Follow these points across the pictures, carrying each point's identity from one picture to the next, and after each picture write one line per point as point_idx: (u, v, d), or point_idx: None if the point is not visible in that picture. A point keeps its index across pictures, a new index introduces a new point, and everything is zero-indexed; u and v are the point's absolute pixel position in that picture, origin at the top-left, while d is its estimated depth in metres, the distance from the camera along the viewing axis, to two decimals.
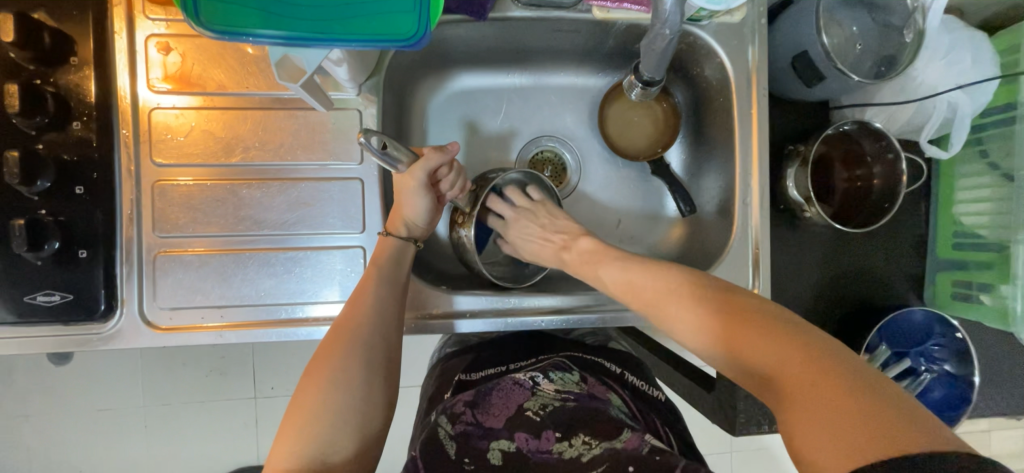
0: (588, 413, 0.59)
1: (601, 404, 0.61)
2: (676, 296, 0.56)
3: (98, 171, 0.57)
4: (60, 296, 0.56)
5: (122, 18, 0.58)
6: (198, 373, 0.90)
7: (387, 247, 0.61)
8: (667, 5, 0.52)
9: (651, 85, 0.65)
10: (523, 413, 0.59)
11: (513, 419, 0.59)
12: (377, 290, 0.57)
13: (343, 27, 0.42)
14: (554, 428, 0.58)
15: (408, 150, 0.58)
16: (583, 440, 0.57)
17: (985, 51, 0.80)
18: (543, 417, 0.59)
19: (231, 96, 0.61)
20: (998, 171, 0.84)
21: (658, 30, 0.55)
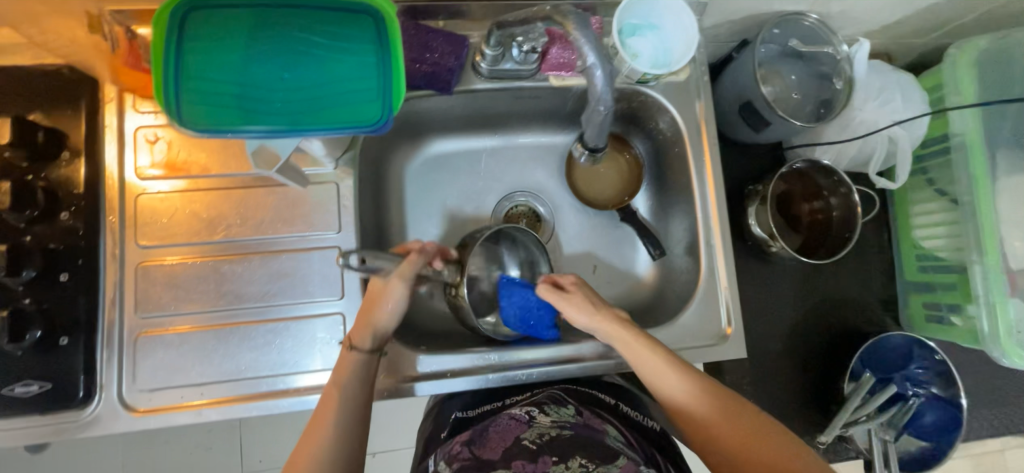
0: (585, 439, 0.58)
1: (596, 433, 0.60)
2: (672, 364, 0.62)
3: (82, 258, 0.59)
4: (38, 386, 0.57)
5: (113, 113, 0.62)
6: (181, 452, 0.87)
7: (351, 360, 0.60)
8: (599, 85, 0.58)
9: (593, 149, 0.69)
10: (520, 443, 0.58)
11: (510, 449, 0.57)
12: (347, 385, 0.59)
13: (315, 118, 0.45)
14: (551, 453, 0.55)
15: (388, 257, 0.55)
16: (581, 462, 0.54)
17: (913, 89, 0.87)
18: (540, 445, 0.57)
19: (213, 178, 0.63)
20: (945, 197, 0.87)
21: (593, 106, 0.60)
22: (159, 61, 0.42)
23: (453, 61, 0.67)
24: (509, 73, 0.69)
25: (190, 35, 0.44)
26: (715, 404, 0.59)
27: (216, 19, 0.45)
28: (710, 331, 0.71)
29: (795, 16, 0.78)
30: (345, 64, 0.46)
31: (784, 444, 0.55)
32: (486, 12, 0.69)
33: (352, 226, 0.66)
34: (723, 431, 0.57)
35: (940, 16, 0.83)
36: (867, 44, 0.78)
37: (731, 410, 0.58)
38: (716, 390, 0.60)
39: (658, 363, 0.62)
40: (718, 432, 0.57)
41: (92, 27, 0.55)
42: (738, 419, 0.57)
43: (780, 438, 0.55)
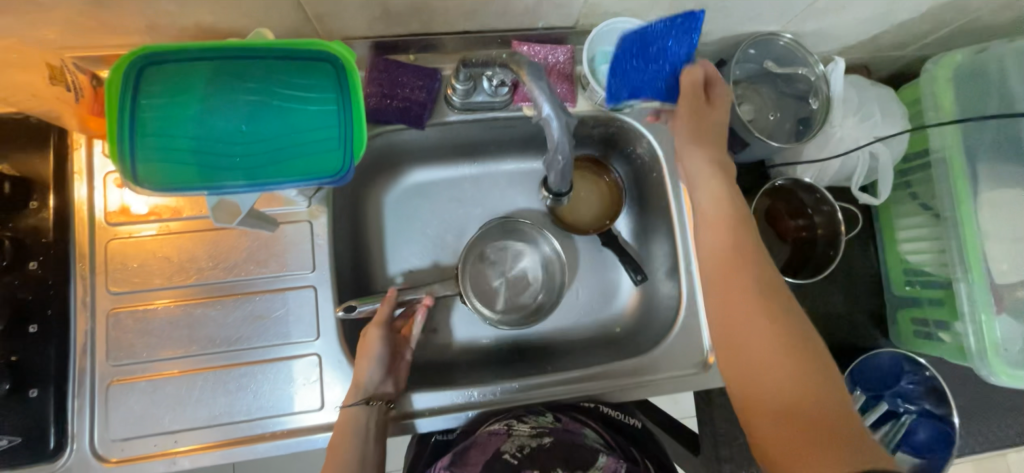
0: (564, 446, 0.59)
1: (574, 437, 0.61)
2: (743, 273, 0.56)
3: (52, 308, 0.59)
4: (6, 440, 0.56)
5: (82, 159, 0.62)
6: None
7: (349, 421, 0.60)
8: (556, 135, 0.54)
9: (559, 194, 0.65)
10: (500, 456, 0.58)
11: (491, 464, 0.57)
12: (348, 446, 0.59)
13: (273, 171, 0.45)
14: (531, 467, 0.56)
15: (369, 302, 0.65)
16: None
17: (892, 105, 0.87)
18: (520, 459, 0.57)
19: (186, 220, 0.63)
20: (930, 211, 0.87)
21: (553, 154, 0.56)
22: (113, 123, 0.42)
23: (424, 96, 0.67)
24: (482, 105, 0.69)
25: (144, 93, 0.44)
26: (771, 337, 0.52)
27: (169, 75, 0.44)
28: (692, 361, 0.71)
29: (769, 36, 0.77)
30: (304, 114, 0.46)
31: (825, 414, 0.47)
32: (456, 46, 0.69)
33: (327, 264, 0.66)
34: (760, 362, 0.51)
35: (916, 31, 0.83)
36: (843, 64, 0.78)
37: (786, 353, 0.51)
38: (782, 327, 0.52)
39: (735, 277, 0.56)
40: (747, 355, 0.53)
41: (56, 78, 0.52)
42: (784, 367, 0.50)
43: (829, 407, 0.48)
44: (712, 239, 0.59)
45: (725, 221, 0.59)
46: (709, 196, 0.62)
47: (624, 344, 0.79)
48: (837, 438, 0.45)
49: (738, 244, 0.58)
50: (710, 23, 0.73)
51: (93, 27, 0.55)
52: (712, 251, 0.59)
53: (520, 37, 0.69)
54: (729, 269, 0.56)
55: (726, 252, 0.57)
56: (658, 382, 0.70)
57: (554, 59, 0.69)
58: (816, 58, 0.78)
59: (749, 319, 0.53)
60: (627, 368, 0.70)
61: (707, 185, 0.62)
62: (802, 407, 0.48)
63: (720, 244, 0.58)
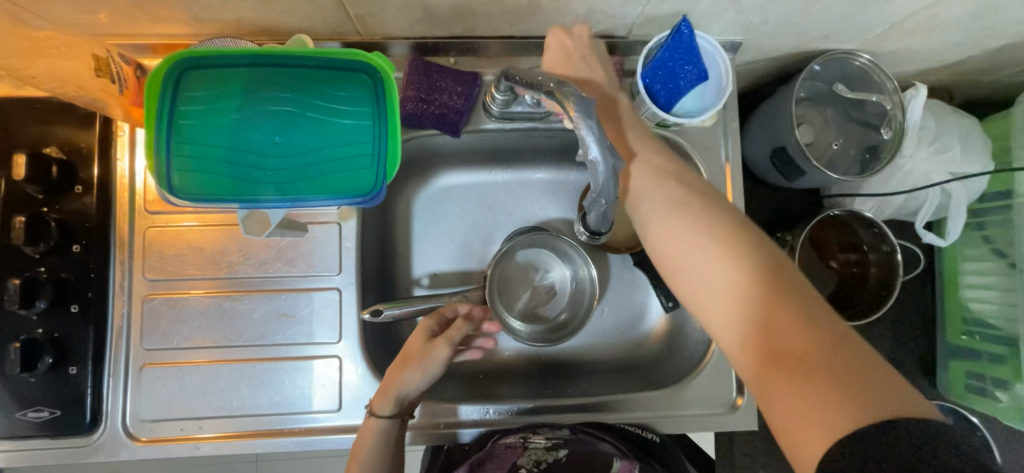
0: (583, 459, 0.60)
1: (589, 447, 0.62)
2: (699, 244, 0.47)
3: (92, 290, 0.61)
4: (49, 412, 0.59)
5: (125, 147, 0.63)
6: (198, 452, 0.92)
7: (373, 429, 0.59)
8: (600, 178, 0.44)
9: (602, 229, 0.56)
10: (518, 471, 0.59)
11: None
12: (369, 452, 0.59)
13: (303, 187, 0.44)
14: None
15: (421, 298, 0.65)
16: None
17: (975, 138, 0.78)
18: None
19: (219, 214, 0.64)
20: (1004, 259, 0.78)
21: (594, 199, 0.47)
22: (152, 130, 0.42)
23: (462, 103, 0.64)
24: (521, 115, 0.66)
25: (183, 99, 0.43)
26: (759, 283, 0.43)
27: (207, 81, 0.44)
28: (721, 399, 0.68)
29: (843, 55, 0.69)
30: (340, 129, 0.45)
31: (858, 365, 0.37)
32: (499, 50, 0.65)
33: (353, 268, 0.65)
34: (758, 315, 0.41)
35: (1016, 57, 0.73)
36: (926, 90, 0.71)
37: (790, 303, 0.41)
38: (768, 269, 0.44)
39: (687, 249, 0.48)
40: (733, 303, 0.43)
41: (100, 69, 0.53)
42: (785, 304, 0.41)
43: (845, 350, 0.38)
44: (666, 217, 0.50)
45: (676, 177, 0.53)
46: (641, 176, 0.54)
47: (648, 372, 0.75)
48: (855, 389, 0.35)
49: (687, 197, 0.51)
50: (777, 38, 0.66)
51: (140, 17, 0.55)
52: (673, 229, 0.49)
53: None
54: (687, 241, 0.48)
55: (686, 213, 0.49)
56: (680, 418, 0.68)
57: None
58: (895, 84, 0.70)
59: (718, 295, 0.45)
60: (650, 402, 0.68)
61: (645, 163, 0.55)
62: (822, 366, 0.37)
63: (672, 212, 0.50)
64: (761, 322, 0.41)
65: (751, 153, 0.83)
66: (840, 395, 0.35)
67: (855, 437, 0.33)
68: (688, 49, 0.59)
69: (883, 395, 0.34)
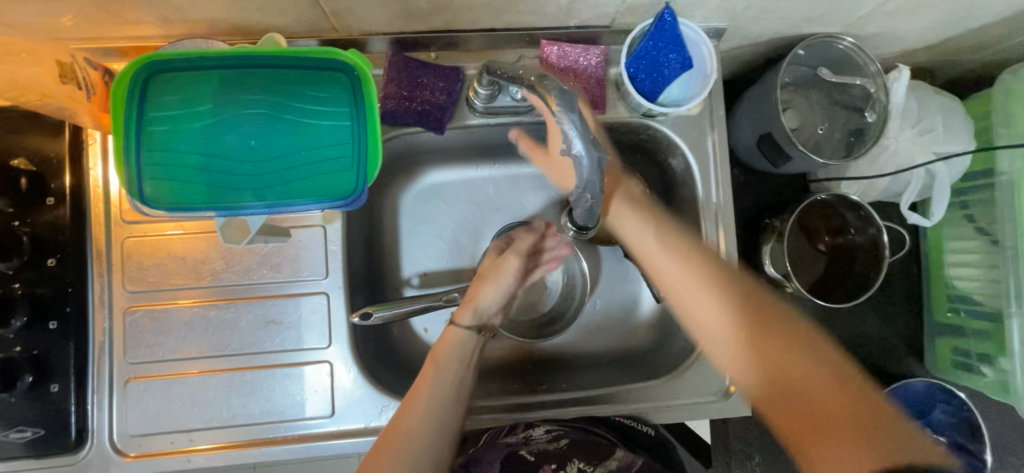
0: (582, 446, 0.63)
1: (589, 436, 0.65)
2: (713, 296, 0.60)
3: (71, 305, 0.59)
4: (32, 432, 0.58)
5: (97, 156, 0.61)
6: None
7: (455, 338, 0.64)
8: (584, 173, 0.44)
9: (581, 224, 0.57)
10: (517, 454, 0.62)
11: (510, 460, 0.61)
12: (434, 385, 0.59)
13: (283, 190, 0.43)
14: (550, 460, 0.61)
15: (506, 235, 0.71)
16: (578, 465, 0.60)
17: (957, 118, 0.78)
18: (536, 456, 0.61)
19: (199, 221, 0.62)
20: (986, 236, 0.79)
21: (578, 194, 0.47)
22: (121, 138, 0.41)
23: (444, 98, 0.63)
24: (506, 109, 0.65)
25: (151, 105, 0.42)
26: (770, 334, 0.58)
27: (175, 86, 0.42)
28: (713, 387, 0.68)
29: (826, 38, 0.70)
30: (316, 130, 0.43)
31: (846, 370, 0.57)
32: (481, 43, 0.64)
33: (340, 271, 0.64)
34: (799, 371, 0.56)
35: (996, 35, 0.73)
36: (909, 71, 0.72)
37: (785, 338, 0.58)
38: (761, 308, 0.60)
39: (697, 298, 0.60)
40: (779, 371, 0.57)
41: (65, 76, 0.51)
42: (765, 343, 0.58)
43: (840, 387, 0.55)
44: (665, 235, 0.63)
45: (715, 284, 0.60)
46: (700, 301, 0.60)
47: (641, 363, 0.75)
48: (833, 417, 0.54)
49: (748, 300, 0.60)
50: (761, 23, 0.66)
51: (105, 19, 0.53)
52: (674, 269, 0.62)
53: (550, 36, 0.63)
54: (688, 279, 0.61)
55: (676, 251, 0.62)
56: (675, 407, 0.68)
57: (587, 62, 0.64)
58: (878, 67, 0.70)
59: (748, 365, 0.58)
60: (643, 393, 0.68)
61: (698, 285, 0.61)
62: (836, 376, 0.56)
63: (716, 311, 0.60)
64: (795, 393, 0.56)
65: (738, 141, 0.82)
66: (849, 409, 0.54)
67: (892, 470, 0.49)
68: (671, 37, 0.58)
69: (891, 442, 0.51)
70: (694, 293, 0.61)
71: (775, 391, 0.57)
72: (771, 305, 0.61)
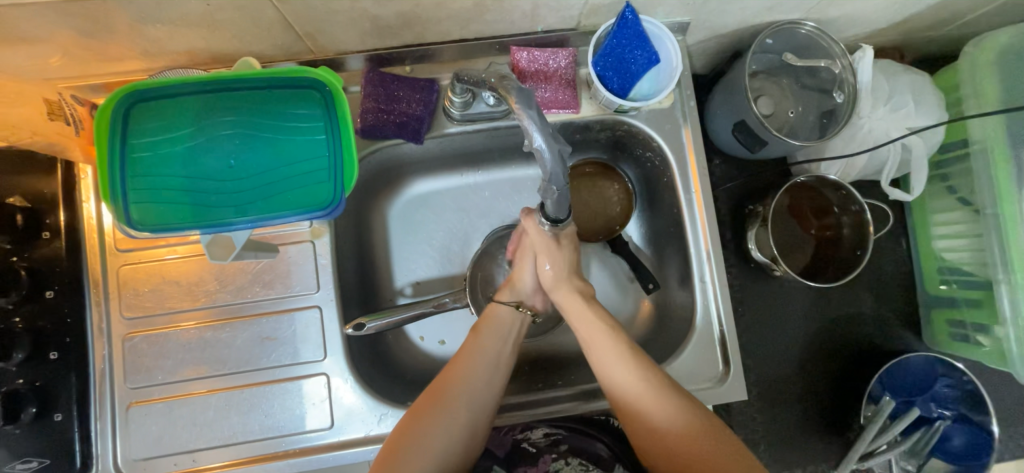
0: (580, 448, 0.64)
1: (588, 445, 0.64)
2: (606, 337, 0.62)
3: (71, 335, 0.61)
4: (37, 463, 0.58)
5: (90, 190, 0.64)
6: None
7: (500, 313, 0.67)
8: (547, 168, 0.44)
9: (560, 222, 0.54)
10: (520, 445, 0.65)
11: (513, 450, 0.65)
12: (471, 359, 0.62)
13: (264, 206, 0.45)
14: (551, 453, 0.63)
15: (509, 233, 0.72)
16: (581, 463, 0.62)
17: (927, 93, 0.80)
18: (539, 448, 0.64)
19: (191, 245, 0.64)
20: (969, 206, 0.80)
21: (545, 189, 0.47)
22: (105, 166, 0.43)
23: (421, 110, 0.65)
24: (482, 116, 0.67)
25: (133, 133, 0.44)
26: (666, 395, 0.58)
27: (155, 113, 0.44)
28: (707, 373, 0.69)
29: (789, 25, 0.72)
30: (294, 145, 0.45)
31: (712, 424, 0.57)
32: (453, 54, 0.66)
33: (331, 284, 0.66)
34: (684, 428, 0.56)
35: (956, 9, 0.75)
36: (871, 52, 0.73)
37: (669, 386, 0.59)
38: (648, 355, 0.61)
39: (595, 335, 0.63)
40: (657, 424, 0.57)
41: (53, 113, 0.53)
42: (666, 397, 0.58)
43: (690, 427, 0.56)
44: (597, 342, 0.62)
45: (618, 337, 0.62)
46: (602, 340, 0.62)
47: None
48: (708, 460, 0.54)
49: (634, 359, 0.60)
50: (723, 14, 0.68)
51: (90, 56, 0.55)
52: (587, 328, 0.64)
53: (519, 42, 0.65)
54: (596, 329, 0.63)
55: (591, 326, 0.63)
56: None
57: (556, 64, 0.66)
58: (842, 48, 0.72)
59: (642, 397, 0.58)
60: None
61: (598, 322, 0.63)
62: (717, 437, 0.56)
63: (624, 370, 0.60)
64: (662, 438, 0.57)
65: (715, 130, 0.84)
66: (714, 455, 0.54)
67: None
68: (635, 34, 0.60)
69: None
70: (598, 337, 0.62)
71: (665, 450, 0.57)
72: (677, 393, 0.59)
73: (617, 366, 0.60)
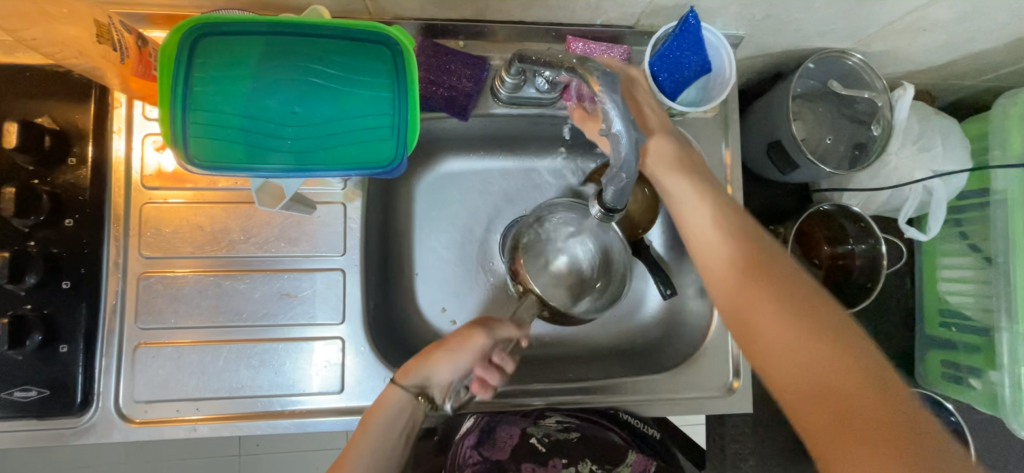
0: (592, 442, 0.65)
1: (598, 433, 0.66)
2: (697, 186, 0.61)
3: (85, 267, 0.59)
4: (37, 392, 0.57)
5: (121, 119, 0.61)
6: None
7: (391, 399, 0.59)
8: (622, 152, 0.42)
9: (614, 214, 0.51)
10: (526, 442, 0.64)
11: (519, 450, 0.63)
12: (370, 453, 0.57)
13: (322, 156, 0.45)
14: (561, 456, 0.63)
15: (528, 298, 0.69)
16: (589, 466, 0.63)
17: (955, 138, 0.81)
18: (548, 447, 0.64)
19: (221, 191, 0.63)
20: (977, 253, 0.83)
21: (612, 173, 0.44)
22: (166, 95, 0.42)
23: (471, 86, 0.65)
24: (529, 101, 0.67)
25: (198, 66, 0.43)
26: (817, 338, 0.50)
27: (222, 48, 0.43)
28: (717, 382, 0.70)
29: (837, 53, 0.73)
30: (359, 99, 0.45)
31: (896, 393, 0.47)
32: (508, 34, 0.65)
33: (356, 249, 0.65)
34: (779, 281, 0.54)
35: (996, 60, 0.76)
36: (913, 90, 0.75)
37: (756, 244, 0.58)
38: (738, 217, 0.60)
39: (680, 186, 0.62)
40: (819, 378, 0.48)
41: (102, 36, 0.50)
42: (758, 247, 0.57)
43: (793, 284, 0.54)
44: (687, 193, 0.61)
45: (769, 273, 0.54)
46: (711, 233, 0.59)
47: (645, 358, 0.75)
48: (811, 315, 0.51)
49: (788, 299, 0.52)
50: (778, 34, 0.69)
51: None
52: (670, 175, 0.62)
53: (576, 32, 0.65)
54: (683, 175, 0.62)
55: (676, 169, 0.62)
56: (679, 403, 0.69)
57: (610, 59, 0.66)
58: (884, 84, 0.73)
59: (734, 239, 0.57)
60: (648, 385, 0.69)
61: (712, 215, 0.59)
62: (815, 307, 0.52)
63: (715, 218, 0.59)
64: (826, 395, 0.47)
65: (749, 148, 0.85)
66: (816, 320, 0.51)
67: (862, 373, 0.47)
68: (693, 40, 0.60)
69: (855, 348, 0.49)
70: (702, 211, 0.60)
71: (823, 416, 0.47)
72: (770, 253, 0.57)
73: (768, 304, 0.52)
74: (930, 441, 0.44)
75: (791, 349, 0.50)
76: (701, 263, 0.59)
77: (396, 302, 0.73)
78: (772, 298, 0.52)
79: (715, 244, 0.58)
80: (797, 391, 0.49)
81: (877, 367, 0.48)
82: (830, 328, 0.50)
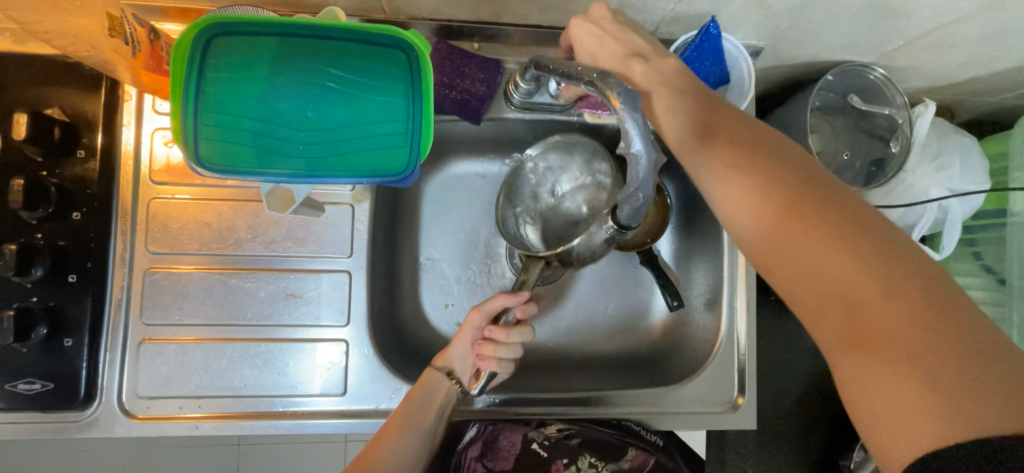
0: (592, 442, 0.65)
1: (598, 433, 0.66)
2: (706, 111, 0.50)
3: (92, 261, 0.58)
4: (41, 385, 0.57)
5: (131, 111, 0.61)
6: None
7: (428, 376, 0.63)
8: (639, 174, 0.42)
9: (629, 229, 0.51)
10: (528, 450, 0.65)
11: (521, 460, 0.65)
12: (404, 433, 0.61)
13: (334, 162, 0.44)
14: (562, 456, 0.64)
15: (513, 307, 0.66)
16: (590, 462, 0.64)
17: (974, 157, 0.80)
18: (548, 451, 0.65)
19: (229, 188, 0.62)
20: (991, 274, 0.82)
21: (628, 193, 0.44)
22: (179, 96, 0.41)
23: (484, 90, 0.64)
24: (542, 106, 0.66)
25: (211, 67, 0.42)
26: (853, 266, 0.38)
27: (235, 49, 0.43)
28: (721, 398, 0.69)
29: (857, 67, 0.71)
30: (372, 105, 0.44)
31: (973, 322, 0.34)
32: (523, 38, 0.64)
33: (363, 251, 0.64)
34: (815, 217, 0.41)
35: (1021, 79, 0.75)
36: (935, 108, 0.73)
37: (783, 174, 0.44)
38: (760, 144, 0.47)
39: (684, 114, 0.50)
40: (858, 314, 0.37)
41: (114, 29, 0.50)
42: (785, 178, 0.44)
43: (839, 217, 0.40)
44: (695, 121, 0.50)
45: (795, 187, 0.43)
46: (724, 170, 0.46)
47: (649, 370, 0.75)
48: (859, 251, 0.38)
49: (815, 223, 0.40)
50: (799, 46, 0.67)
51: None
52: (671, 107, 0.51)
53: None
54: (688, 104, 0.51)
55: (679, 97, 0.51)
56: (682, 417, 0.68)
57: None
58: (904, 100, 0.72)
59: (750, 172, 0.45)
60: (651, 398, 0.68)
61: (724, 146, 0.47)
62: (870, 241, 0.39)
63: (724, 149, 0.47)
64: (866, 327, 0.36)
65: None
66: (869, 259, 0.38)
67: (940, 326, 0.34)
68: (713, 51, 0.59)
69: (932, 288, 0.36)
70: (709, 143, 0.48)
71: (863, 351, 0.36)
72: (806, 182, 0.44)
73: (792, 235, 0.41)
74: (1021, 374, 0.32)
75: (819, 275, 0.39)
76: (711, 195, 0.47)
77: (400, 304, 0.73)
78: (797, 229, 0.41)
79: (733, 183, 0.46)
80: (830, 329, 0.38)
81: (947, 291, 0.36)
82: (890, 265, 0.37)
